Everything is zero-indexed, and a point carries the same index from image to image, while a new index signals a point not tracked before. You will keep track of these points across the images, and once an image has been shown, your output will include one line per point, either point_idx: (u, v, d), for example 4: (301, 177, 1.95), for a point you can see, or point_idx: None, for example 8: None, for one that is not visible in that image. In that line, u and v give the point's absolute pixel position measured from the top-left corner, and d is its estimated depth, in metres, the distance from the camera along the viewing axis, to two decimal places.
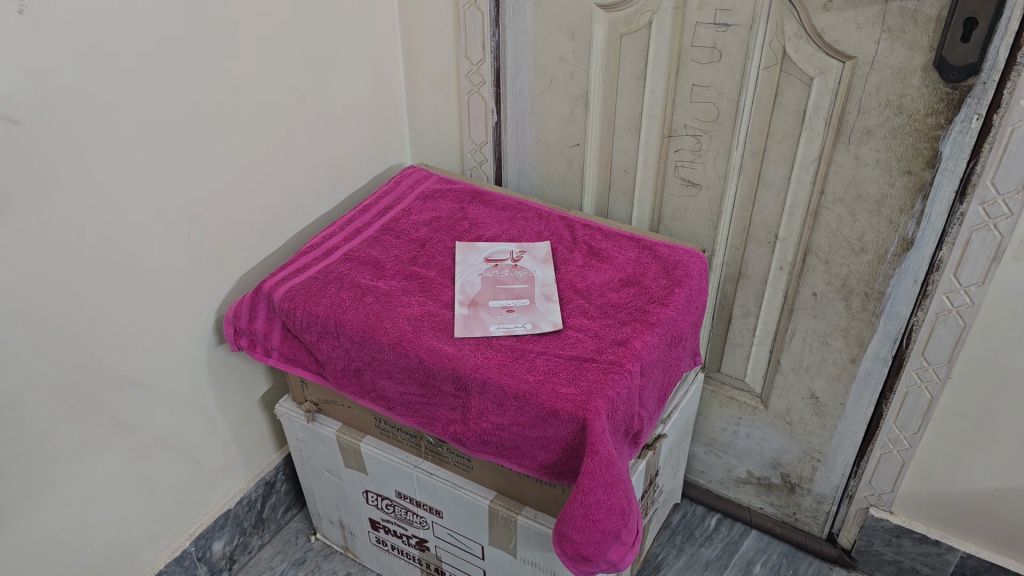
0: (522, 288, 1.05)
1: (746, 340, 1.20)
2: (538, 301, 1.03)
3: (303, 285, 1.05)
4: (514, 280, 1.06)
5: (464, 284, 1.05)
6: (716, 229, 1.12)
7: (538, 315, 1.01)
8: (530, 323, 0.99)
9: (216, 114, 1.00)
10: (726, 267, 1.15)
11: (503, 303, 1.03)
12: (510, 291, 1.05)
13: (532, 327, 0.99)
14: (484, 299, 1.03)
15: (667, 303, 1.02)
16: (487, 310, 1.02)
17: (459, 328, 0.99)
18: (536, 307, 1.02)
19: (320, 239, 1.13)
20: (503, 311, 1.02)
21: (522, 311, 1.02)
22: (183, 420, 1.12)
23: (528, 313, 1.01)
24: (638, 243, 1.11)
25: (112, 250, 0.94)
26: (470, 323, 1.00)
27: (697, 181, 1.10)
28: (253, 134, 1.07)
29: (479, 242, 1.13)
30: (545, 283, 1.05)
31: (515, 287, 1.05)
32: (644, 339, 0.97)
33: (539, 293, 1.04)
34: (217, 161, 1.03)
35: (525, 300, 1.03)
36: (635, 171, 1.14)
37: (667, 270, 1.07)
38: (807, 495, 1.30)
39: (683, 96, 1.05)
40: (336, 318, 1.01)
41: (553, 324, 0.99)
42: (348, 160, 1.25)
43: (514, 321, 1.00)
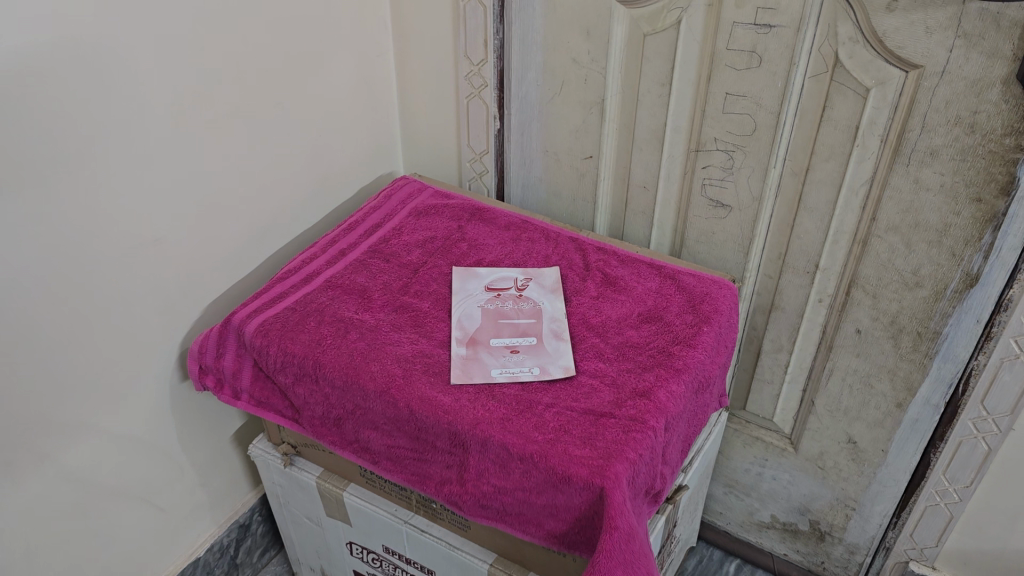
0: (528, 324, 0.92)
1: (776, 377, 1.07)
2: (546, 340, 0.90)
3: (278, 317, 0.92)
4: (519, 314, 0.93)
5: (462, 319, 0.93)
6: (748, 255, 0.99)
7: (546, 357, 0.88)
8: (537, 368, 0.86)
9: (178, 122, 0.87)
10: (757, 297, 1.03)
11: (507, 342, 0.90)
12: (515, 327, 0.92)
13: (540, 372, 0.86)
14: (485, 337, 0.91)
15: (694, 345, 0.89)
16: (488, 350, 0.89)
17: (455, 373, 0.86)
18: (544, 348, 0.89)
19: (299, 262, 1.00)
20: (506, 352, 0.89)
21: (527, 351, 0.89)
22: (143, 466, 0.99)
23: (535, 355, 0.88)
24: (659, 271, 0.98)
25: (54, 282, 0.81)
26: (468, 367, 0.87)
27: (727, 202, 0.97)
28: (222, 144, 0.93)
29: (479, 267, 1.00)
30: (554, 318, 0.93)
31: (520, 322, 0.92)
32: (669, 388, 0.84)
33: (547, 330, 0.91)
34: (180, 176, 0.89)
35: (533, 339, 0.90)
36: (656, 188, 1.01)
37: (694, 304, 0.94)
38: (838, 544, 1.17)
39: (715, 106, 0.92)
40: (315, 359, 0.88)
41: (564, 368, 0.86)
42: (333, 171, 1.11)
43: (519, 365, 0.87)
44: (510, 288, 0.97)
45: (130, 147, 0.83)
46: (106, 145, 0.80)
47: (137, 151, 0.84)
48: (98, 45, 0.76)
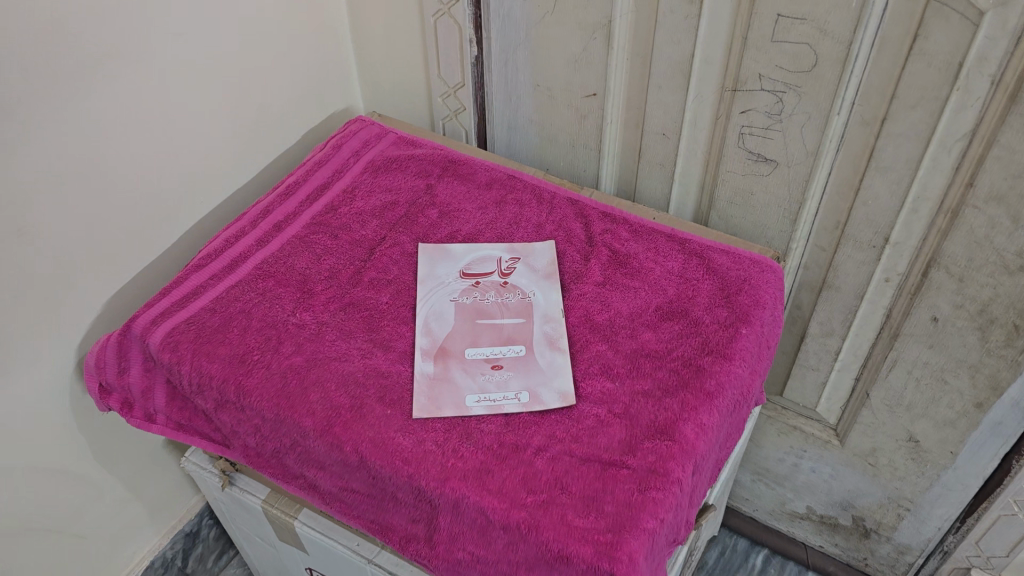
0: (514, 327, 0.72)
1: (823, 364, 0.87)
2: (537, 351, 0.70)
3: (192, 323, 0.71)
4: (504, 312, 0.73)
5: (429, 321, 0.72)
6: (796, 222, 0.78)
7: (537, 376, 0.68)
8: (525, 395, 0.67)
9: (33, 74, 0.63)
10: (805, 271, 0.82)
11: (486, 353, 0.70)
12: (497, 332, 0.72)
13: (530, 401, 0.66)
14: (458, 347, 0.70)
15: (729, 354, 0.68)
16: (462, 366, 0.69)
17: (417, 404, 0.66)
18: (535, 363, 0.69)
19: (222, 242, 0.78)
20: (485, 368, 0.69)
21: (512, 368, 0.69)
22: (51, 495, 0.81)
23: (522, 373, 0.68)
24: (682, 246, 0.77)
25: None
26: (435, 393, 0.67)
27: (772, 156, 0.74)
28: (108, 96, 0.70)
29: (452, 242, 0.79)
30: (548, 317, 0.72)
31: (505, 324, 0.72)
32: (697, 421, 0.64)
33: (539, 335, 0.71)
34: (49, 145, 0.66)
35: (520, 349, 0.70)
36: (679, 136, 0.79)
37: (727, 294, 0.73)
38: (884, 542, 1.00)
39: (761, 32, 0.68)
40: (238, 383, 0.68)
41: (561, 394, 0.66)
42: (268, 115, 0.88)
43: (501, 389, 0.67)
44: (492, 273, 0.76)
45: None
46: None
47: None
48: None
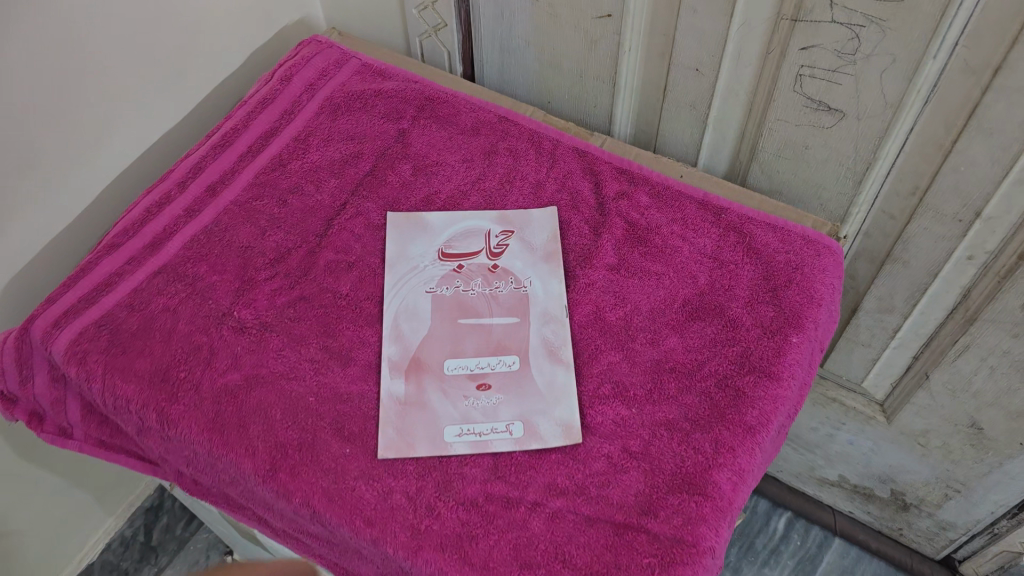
0: (506, 330, 0.58)
1: (875, 341, 0.74)
2: (535, 365, 0.56)
3: (104, 324, 0.58)
4: (494, 309, 0.59)
5: (400, 323, 0.58)
6: (861, 185, 0.62)
7: (534, 401, 0.55)
8: (519, 426, 0.54)
9: None
10: (865, 239, 0.66)
11: (470, 368, 0.56)
12: (484, 337, 0.57)
13: (525, 437, 0.53)
14: (434, 359, 0.57)
15: (775, 371, 0.54)
16: (440, 386, 0.56)
17: (383, 440, 0.52)
18: (531, 383, 0.55)
19: (144, 212, 0.63)
20: (469, 388, 0.55)
21: (504, 390, 0.55)
22: None
23: (516, 397, 0.55)
24: (717, 218, 0.61)
25: None
26: (406, 425, 0.53)
27: (838, 105, 0.58)
28: None
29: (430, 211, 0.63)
30: (549, 316, 0.58)
31: (494, 327, 0.58)
32: (734, 467, 0.51)
33: (537, 343, 0.57)
34: None
35: (514, 361, 0.57)
36: (717, 74, 0.61)
37: (773, 287, 0.58)
38: (925, 517, 0.90)
39: None
40: (162, 409, 0.54)
41: (564, 426, 0.53)
42: (206, 37, 0.70)
43: (489, 418, 0.54)
44: (479, 253, 0.61)
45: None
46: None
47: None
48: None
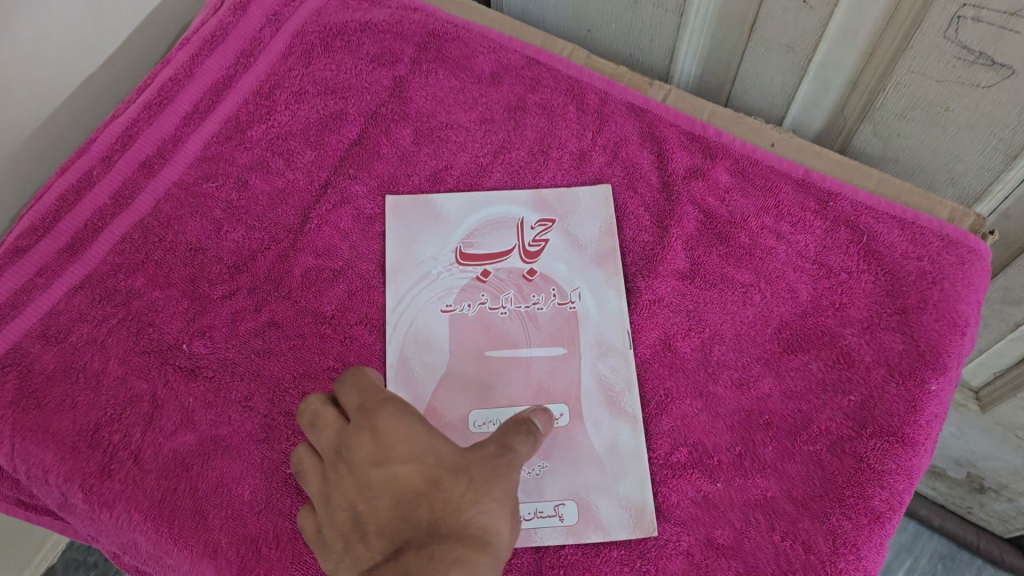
0: (550, 367, 0.44)
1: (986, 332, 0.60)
2: (590, 418, 0.43)
3: (11, 363, 0.43)
4: (532, 336, 0.44)
5: (409, 358, 0.44)
6: (1014, 162, 0.46)
7: (590, 474, 0.42)
8: (571, 509, 0.41)
9: None
10: (1001, 221, 0.51)
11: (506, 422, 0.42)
12: (523, 377, 0.43)
13: (580, 526, 0.40)
14: (457, 408, 0.43)
15: (908, 432, 0.41)
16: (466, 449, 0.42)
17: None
18: (586, 445, 0.42)
19: (57, 202, 0.47)
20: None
21: (549, 455, 0.42)
22: None
23: (566, 467, 0.42)
24: (823, 207, 0.46)
25: None
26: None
27: (1005, 60, 0.41)
28: None
29: (441, 194, 0.48)
30: (606, 347, 0.44)
31: (536, 362, 0.44)
32: (859, 571, 0.38)
33: (591, 385, 0.43)
34: None
35: (561, 413, 0.43)
36: (828, 12, 0.45)
37: (899, 308, 0.44)
38: (1003, 502, 0.78)
39: None
40: (89, 490, 0.40)
41: (632, 511, 0.40)
42: None
43: (531, 497, 0.41)
44: (510, 254, 0.47)
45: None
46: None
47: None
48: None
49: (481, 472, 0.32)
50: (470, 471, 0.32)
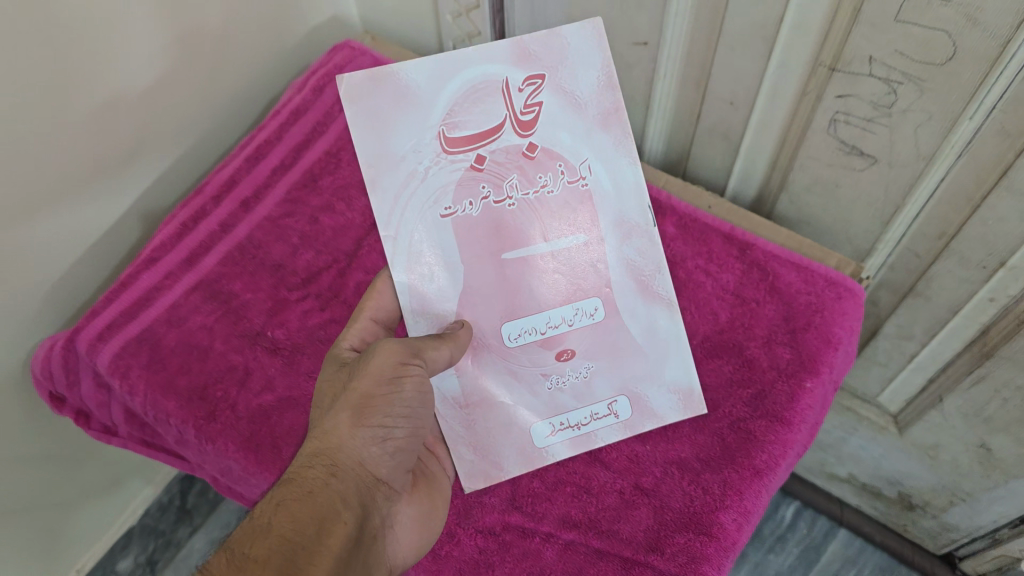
0: (571, 268, 0.57)
1: (893, 362, 0.75)
2: (624, 304, 0.58)
3: (145, 340, 0.60)
4: (549, 220, 0.57)
5: (417, 278, 0.55)
6: (886, 226, 0.62)
7: (636, 352, 0.58)
8: (622, 406, 0.57)
9: None
10: (888, 272, 0.67)
11: (538, 334, 0.57)
12: (546, 274, 0.57)
13: (634, 420, 0.57)
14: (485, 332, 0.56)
15: (789, 418, 0.56)
16: (506, 371, 0.56)
17: (466, 472, 0.55)
18: (627, 335, 0.58)
19: (179, 227, 0.64)
20: (545, 357, 0.57)
21: (592, 358, 0.57)
22: (27, 484, 0.73)
23: (606, 367, 0.57)
24: (742, 254, 0.62)
25: None
26: (483, 441, 0.55)
27: (870, 152, 0.58)
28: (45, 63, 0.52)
29: (409, 66, 0.55)
30: (631, 227, 0.58)
31: (556, 249, 0.57)
32: (741, 510, 0.53)
33: (622, 272, 0.58)
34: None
35: (595, 309, 0.57)
36: (750, 111, 0.62)
37: (791, 328, 0.59)
38: (929, 518, 0.92)
39: (882, 9, 0.49)
40: (200, 427, 0.57)
41: (681, 395, 0.57)
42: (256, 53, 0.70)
43: (578, 403, 0.57)
44: (502, 129, 0.55)
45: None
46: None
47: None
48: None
49: (331, 404, 0.47)
50: (328, 408, 0.47)
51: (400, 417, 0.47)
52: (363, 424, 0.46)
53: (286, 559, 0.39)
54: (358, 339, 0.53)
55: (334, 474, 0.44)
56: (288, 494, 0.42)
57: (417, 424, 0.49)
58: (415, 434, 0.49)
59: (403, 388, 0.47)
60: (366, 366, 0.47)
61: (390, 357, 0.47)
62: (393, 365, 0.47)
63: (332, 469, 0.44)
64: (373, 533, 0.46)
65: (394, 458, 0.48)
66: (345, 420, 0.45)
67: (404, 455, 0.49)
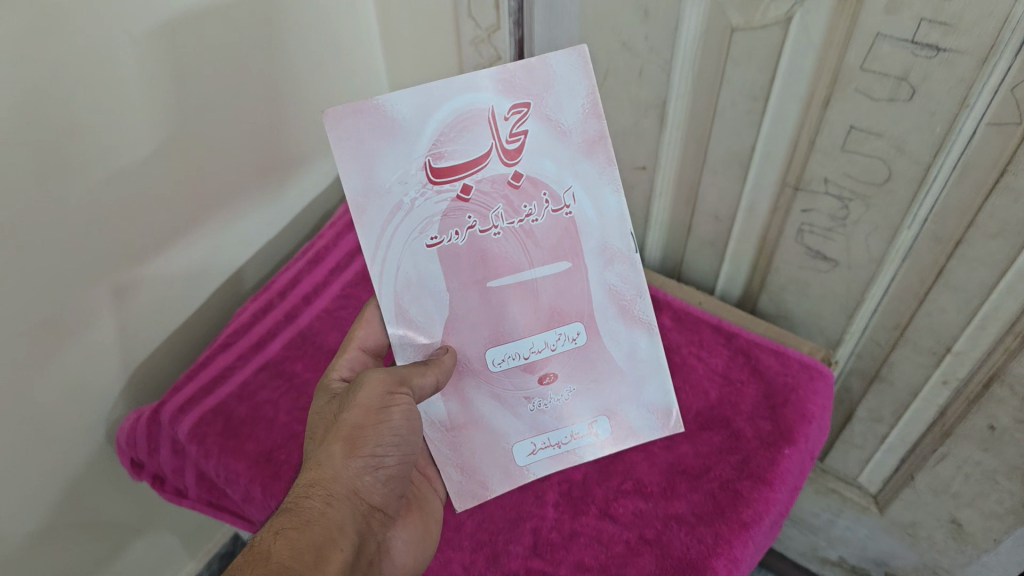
0: (557, 289, 0.57)
1: (868, 442, 0.85)
2: (606, 329, 0.60)
3: (217, 411, 0.70)
4: (535, 253, 0.56)
5: (406, 304, 0.54)
6: (851, 319, 0.73)
7: (612, 375, 0.61)
8: (603, 426, 0.62)
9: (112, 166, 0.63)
10: (857, 359, 0.77)
11: (522, 358, 0.58)
12: (533, 301, 0.57)
13: (614, 436, 0.62)
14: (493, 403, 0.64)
15: (771, 478, 0.64)
16: (490, 395, 0.59)
17: (458, 493, 0.60)
18: (606, 359, 0.61)
19: (250, 316, 0.76)
20: (527, 380, 0.59)
21: (572, 379, 0.60)
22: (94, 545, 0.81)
23: (586, 390, 0.61)
24: (728, 342, 0.74)
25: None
26: (470, 462, 0.60)
27: (831, 256, 0.70)
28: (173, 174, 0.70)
29: (396, 97, 0.49)
30: (612, 255, 0.58)
31: (542, 279, 0.56)
32: (730, 556, 0.59)
33: (604, 297, 0.59)
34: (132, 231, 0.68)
35: (577, 333, 0.59)
36: (731, 221, 0.75)
37: (771, 405, 0.69)
38: None
39: (829, 141, 0.62)
40: (264, 488, 0.64)
41: (657, 414, 0.63)
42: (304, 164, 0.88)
43: (558, 423, 0.61)
44: (490, 158, 0.52)
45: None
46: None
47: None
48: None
49: (324, 436, 0.51)
50: (320, 440, 0.51)
51: (389, 444, 0.52)
52: (354, 453, 0.50)
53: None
54: (347, 369, 0.59)
55: (329, 500, 0.48)
56: (287, 521, 0.46)
57: (404, 451, 0.54)
58: (402, 462, 0.54)
59: (392, 416, 0.52)
60: (356, 398, 0.52)
61: (377, 390, 0.52)
62: (381, 396, 0.52)
63: (328, 495, 0.48)
64: (368, 556, 0.50)
65: (383, 484, 0.52)
66: (340, 451, 0.50)
67: (393, 482, 0.53)
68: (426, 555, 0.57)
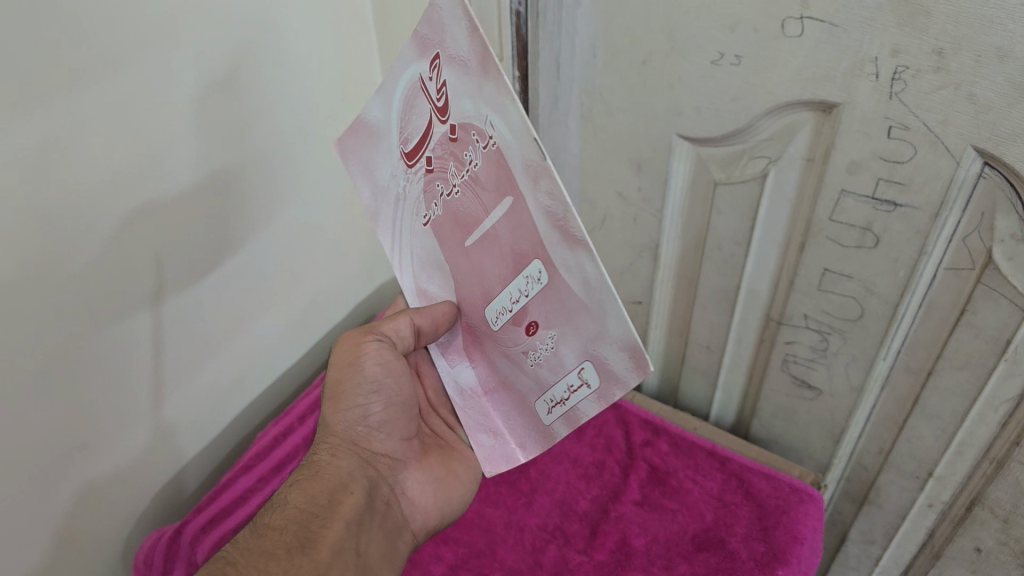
0: (511, 228, 0.46)
1: (863, 566, 0.86)
2: (557, 258, 0.44)
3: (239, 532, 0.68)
4: (486, 196, 0.47)
5: (422, 278, 0.56)
6: (839, 443, 0.78)
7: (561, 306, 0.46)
8: (590, 372, 0.48)
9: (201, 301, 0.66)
10: (847, 483, 0.81)
11: (509, 312, 0.50)
12: (499, 248, 0.48)
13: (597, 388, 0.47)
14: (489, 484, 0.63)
15: None
16: (503, 353, 0.54)
17: (488, 458, 0.57)
18: (573, 298, 0.46)
19: (270, 440, 0.75)
20: (519, 335, 0.51)
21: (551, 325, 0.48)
22: None
23: (567, 334, 0.48)
24: (722, 465, 0.78)
25: (72, 542, 0.62)
26: (497, 427, 0.57)
27: (815, 384, 0.75)
28: (245, 314, 0.72)
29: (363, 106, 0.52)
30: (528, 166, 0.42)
31: (499, 222, 0.47)
32: None
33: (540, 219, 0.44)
34: (213, 367, 0.70)
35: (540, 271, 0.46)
36: (722, 350, 0.81)
37: (764, 526, 0.72)
38: None
39: (808, 280, 0.69)
40: None
41: (634, 357, 0.45)
42: (357, 312, 0.91)
43: (556, 376, 0.50)
44: (433, 125, 0.48)
45: (105, 317, 0.57)
46: (67, 342, 0.55)
47: (123, 324, 0.59)
48: (30, 159, 0.48)
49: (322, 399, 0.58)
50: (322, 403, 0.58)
51: (376, 392, 0.57)
52: (343, 407, 0.56)
53: (302, 524, 0.50)
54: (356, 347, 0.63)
55: (333, 457, 0.55)
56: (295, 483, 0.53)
57: (398, 391, 0.58)
58: (399, 405, 0.58)
59: (367, 364, 0.57)
60: (335, 359, 0.57)
61: (349, 346, 0.57)
62: (352, 349, 0.57)
63: (330, 451, 0.55)
64: (384, 495, 0.56)
65: (382, 428, 0.58)
66: (330, 410, 0.56)
67: (394, 426, 0.58)
68: (458, 508, 0.61)
